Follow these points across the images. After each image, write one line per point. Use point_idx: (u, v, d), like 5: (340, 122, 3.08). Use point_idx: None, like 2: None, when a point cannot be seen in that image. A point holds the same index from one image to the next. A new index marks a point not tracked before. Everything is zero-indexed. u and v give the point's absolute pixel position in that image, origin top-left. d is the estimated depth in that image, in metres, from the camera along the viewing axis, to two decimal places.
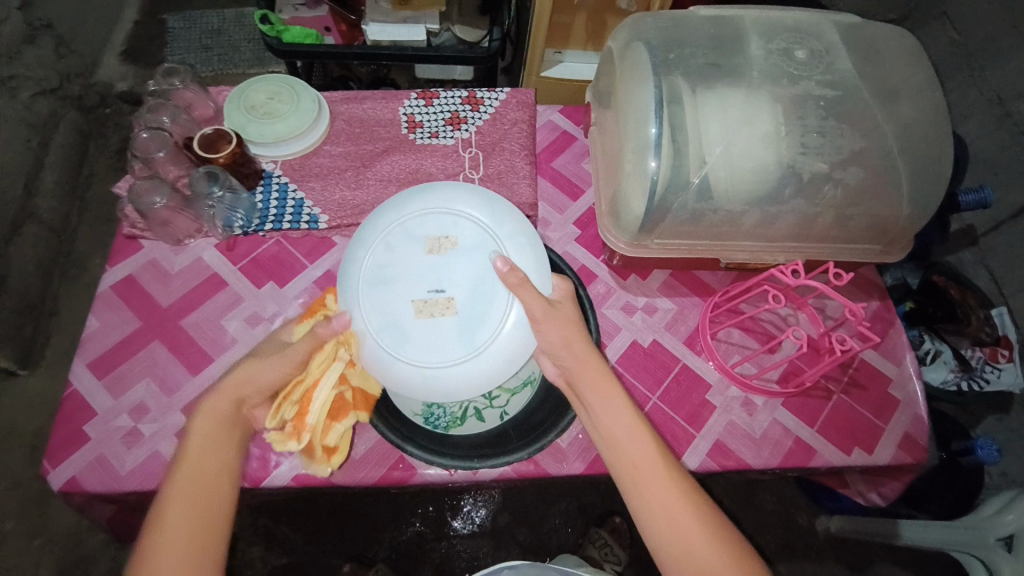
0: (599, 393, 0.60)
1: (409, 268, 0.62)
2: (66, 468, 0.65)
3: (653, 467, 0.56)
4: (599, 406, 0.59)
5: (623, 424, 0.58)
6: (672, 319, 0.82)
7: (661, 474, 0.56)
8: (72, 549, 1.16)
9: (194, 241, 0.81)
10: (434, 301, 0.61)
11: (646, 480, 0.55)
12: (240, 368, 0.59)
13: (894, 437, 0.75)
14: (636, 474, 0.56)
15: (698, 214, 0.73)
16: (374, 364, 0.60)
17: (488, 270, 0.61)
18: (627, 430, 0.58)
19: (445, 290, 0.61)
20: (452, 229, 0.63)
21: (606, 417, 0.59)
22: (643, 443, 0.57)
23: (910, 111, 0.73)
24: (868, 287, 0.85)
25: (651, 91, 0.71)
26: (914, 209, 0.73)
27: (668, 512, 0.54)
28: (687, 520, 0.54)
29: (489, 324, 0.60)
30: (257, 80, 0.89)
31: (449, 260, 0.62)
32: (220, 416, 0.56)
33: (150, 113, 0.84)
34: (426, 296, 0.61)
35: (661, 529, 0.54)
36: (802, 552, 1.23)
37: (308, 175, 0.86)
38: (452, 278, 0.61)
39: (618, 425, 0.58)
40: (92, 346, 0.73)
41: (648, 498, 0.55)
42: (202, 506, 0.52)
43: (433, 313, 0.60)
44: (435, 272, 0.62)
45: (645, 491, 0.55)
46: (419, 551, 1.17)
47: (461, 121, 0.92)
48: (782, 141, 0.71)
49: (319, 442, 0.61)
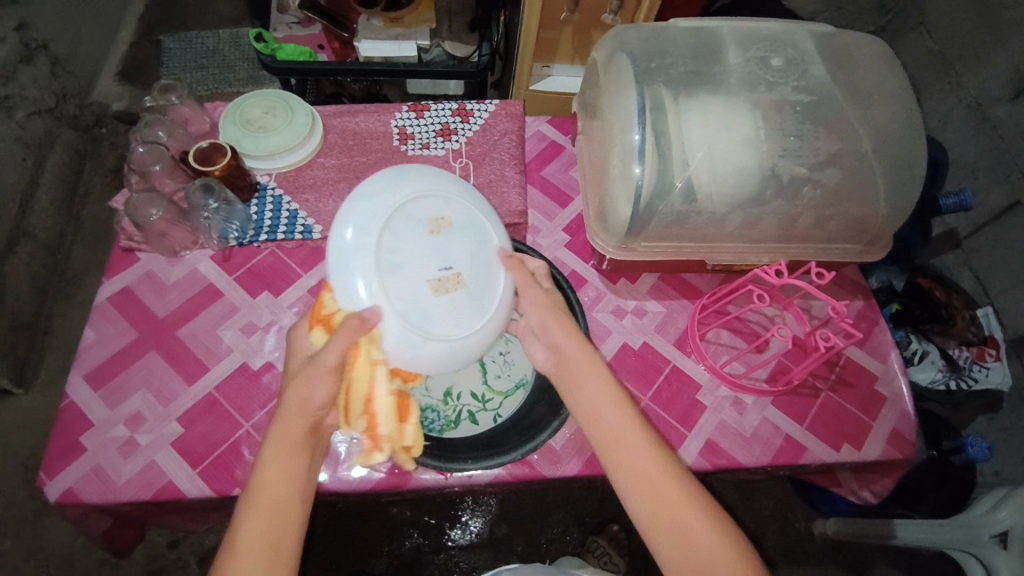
0: (580, 370, 0.60)
1: (414, 250, 0.60)
2: (62, 478, 0.65)
3: (637, 441, 0.55)
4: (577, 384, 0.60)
5: (607, 401, 0.58)
6: (662, 321, 0.83)
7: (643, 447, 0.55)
8: (65, 569, 1.15)
9: (189, 252, 0.82)
10: (446, 278, 0.60)
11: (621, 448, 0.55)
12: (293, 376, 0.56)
13: (882, 433, 0.76)
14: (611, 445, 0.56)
15: (683, 216, 0.74)
16: (402, 350, 0.58)
17: (487, 245, 0.64)
18: (601, 403, 0.58)
19: (452, 267, 0.61)
20: (445, 209, 0.63)
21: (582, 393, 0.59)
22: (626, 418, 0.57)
23: (882, 115, 0.76)
24: (852, 287, 0.87)
25: (635, 99, 0.74)
26: (891, 209, 0.76)
27: (653, 486, 0.53)
28: (669, 494, 0.53)
29: (497, 291, 0.63)
30: (253, 95, 0.91)
31: (448, 238, 0.62)
32: (285, 439, 0.54)
33: (146, 128, 0.86)
34: (437, 274, 0.60)
35: (641, 497, 0.53)
36: (801, 557, 1.22)
37: (302, 187, 0.88)
38: (456, 254, 0.62)
39: (601, 403, 0.58)
40: (88, 357, 0.74)
41: (628, 468, 0.54)
42: (278, 532, 0.51)
43: (448, 290, 0.60)
44: (439, 252, 0.61)
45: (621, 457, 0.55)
46: (417, 564, 1.16)
47: (451, 133, 0.94)
48: (762, 145, 0.73)
49: (399, 445, 0.60)
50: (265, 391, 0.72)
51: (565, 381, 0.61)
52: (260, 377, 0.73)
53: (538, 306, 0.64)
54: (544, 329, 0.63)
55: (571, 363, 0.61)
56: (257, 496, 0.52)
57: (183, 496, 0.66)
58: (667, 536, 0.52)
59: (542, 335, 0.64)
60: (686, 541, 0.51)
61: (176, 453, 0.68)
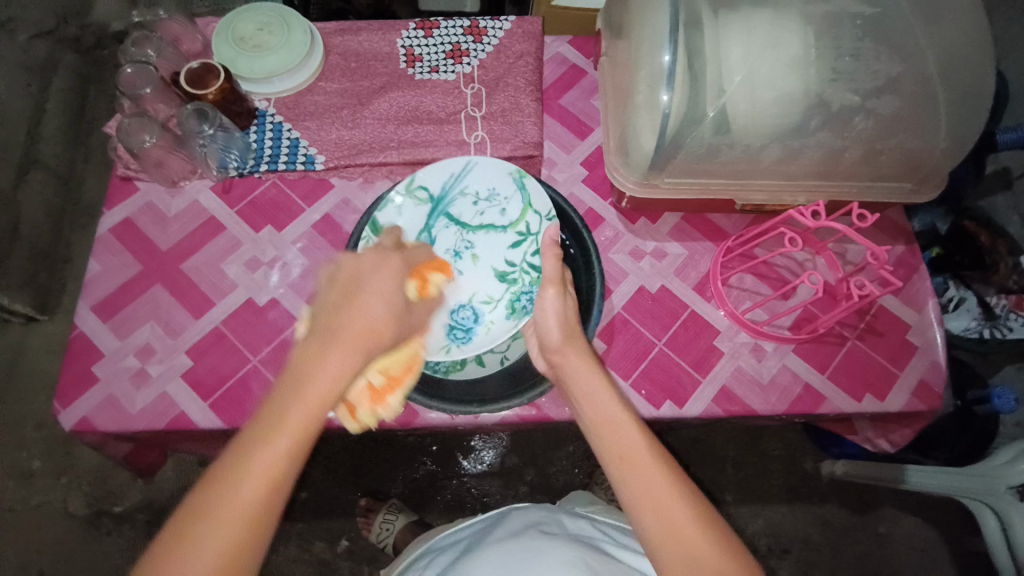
0: (583, 382, 0.56)
1: (496, 244, 0.75)
2: (77, 407, 0.67)
3: (644, 455, 0.49)
4: (584, 391, 0.55)
5: (614, 406, 0.53)
6: (682, 263, 0.79)
7: (647, 456, 0.49)
8: (98, 486, 1.22)
9: (189, 182, 0.79)
10: (465, 260, 0.75)
11: (630, 464, 0.49)
12: (370, 305, 0.47)
13: (908, 383, 0.73)
14: (620, 460, 0.50)
15: (714, 150, 0.67)
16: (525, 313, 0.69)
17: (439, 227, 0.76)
18: (609, 413, 0.53)
19: (471, 252, 0.75)
20: (490, 202, 0.76)
21: (589, 398, 0.54)
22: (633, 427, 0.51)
23: (953, 32, 0.66)
24: (893, 231, 0.81)
25: (668, 13, 0.65)
26: (952, 144, 0.67)
27: (659, 501, 0.47)
28: (677, 511, 0.46)
29: None
30: (245, 10, 0.84)
31: (479, 229, 0.76)
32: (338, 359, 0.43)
33: (135, 47, 0.80)
34: (476, 261, 0.75)
35: (648, 520, 0.47)
36: (806, 494, 1.23)
37: (303, 114, 0.82)
38: (468, 240, 0.76)
39: (608, 408, 0.53)
40: (95, 288, 0.73)
41: (631, 484, 0.48)
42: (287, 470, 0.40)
43: (463, 270, 0.74)
44: (481, 241, 0.76)
45: (629, 475, 0.49)
46: (430, 488, 1.21)
47: (462, 54, 0.86)
48: (812, 66, 0.65)
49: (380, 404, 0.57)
50: (270, 328, 0.71)
51: (568, 394, 0.57)
52: (265, 313, 0.72)
53: (550, 313, 0.61)
54: (549, 342, 0.59)
55: (572, 373, 0.57)
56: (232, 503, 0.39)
57: (195, 428, 0.67)
58: (676, 561, 0.45)
59: (546, 351, 0.60)
60: (697, 568, 0.44)
61: (187, 385, 0.68)
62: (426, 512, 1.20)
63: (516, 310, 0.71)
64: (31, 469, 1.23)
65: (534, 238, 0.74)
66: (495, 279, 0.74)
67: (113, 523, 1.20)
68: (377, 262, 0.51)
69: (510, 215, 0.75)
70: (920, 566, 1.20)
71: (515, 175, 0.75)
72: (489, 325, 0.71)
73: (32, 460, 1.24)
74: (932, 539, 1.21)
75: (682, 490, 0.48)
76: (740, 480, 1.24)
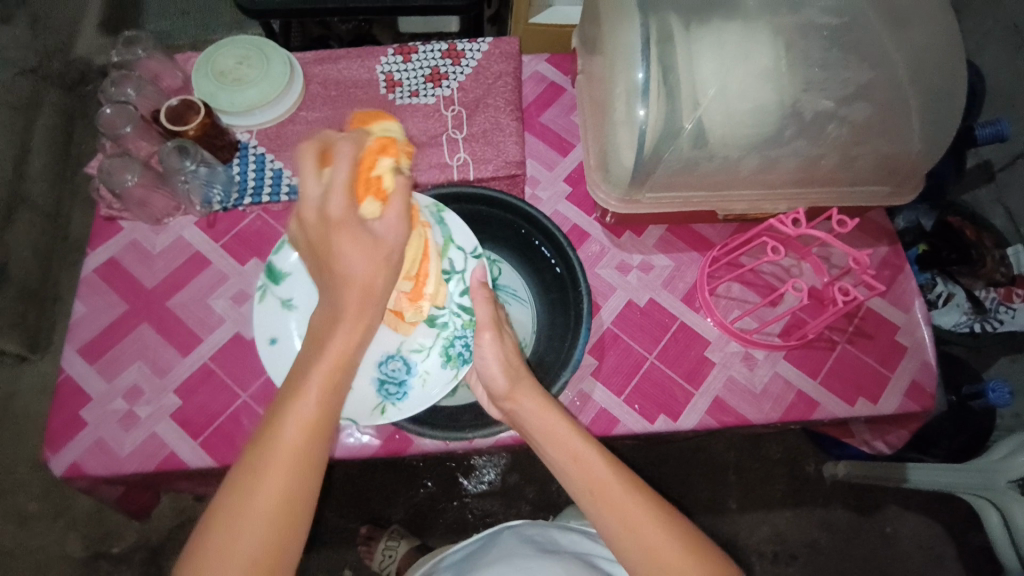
0: (539, 426, 0.55)
1: None
2: (66, 452, 0.66)
3: (616, 484, 0.50)
4: (543, 434, 0.54)
5: (577, 442, 0.53)
6: (669, 275, 0.79)
7: (619, 487, 0.50)
8: (95, 527, 1.21)
9: (173, 219, 0.79)
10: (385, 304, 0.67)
11: (607, 498, 0.49)
12: (346, 269, 0.49)
13: (900, 384, 0.73)
14: (595, 496, 0.50)
15: (692, 163, 0.68)
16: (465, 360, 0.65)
17: None
18: (573, 450, 0.52)
19: None
20: None
21: (549, 437, 0.54)
22: (599, 461, 0.51)
23: (920, 37, 0.67)
24: (876, 232, 0.81)
25: (638, 31, 0.66)
26: (926, 146, 0.69)
27: (636, 531, 0.48)
28: (656, 538, 0.47)
29: None
30: (224, 44, 0.84)
31: None
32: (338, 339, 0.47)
33: (115, 88, 0.80)
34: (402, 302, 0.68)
35: (633, 551, 0.47)
36: (809, 497, 1.23)
37: (285, 144, 0.82)
38: None
39: (571, 445, 0.53)
40: (81, 331, 0.73)
41: (609, 517, 0.49)
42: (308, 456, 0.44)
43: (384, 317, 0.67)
44: None
45: (606, 511, 0.49)
46: (431, 511, 1.20)
47: (441, 77, 0.87)
48: (783, 77, 0.66)
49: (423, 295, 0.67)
50: (260, 361, 0.71)
51: (528, 438, 0.56)
52: (254, 347, 0.72)
53: (491, 358, 0.60)
54: (497, 391, 0.58)
55: (527, 416, 0.56)
56: (251, 504, 0.42)
57: (186, 467, 0.66)
58: None
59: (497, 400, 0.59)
60: None
61: (176, 424, 0.68)
62: (428, 536, 1.19)
63: (451, 357, 0.65)
64: (27, 512, 1.22)
65: (460, 275, 0.68)
66: (426, 326, 0.67)
67: (110, 564, 1.18)
68: (325, 229, 0.49)
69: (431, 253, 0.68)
70: (927, 563, 1.19)
71: (431, 209, 0.70)
72: (423, 376, 0.65)
73: (28, 502, 1.22)
74: (938, 537, 1.21)
75: (659, 514, 0.49)
76: (743, 487, 1.23)
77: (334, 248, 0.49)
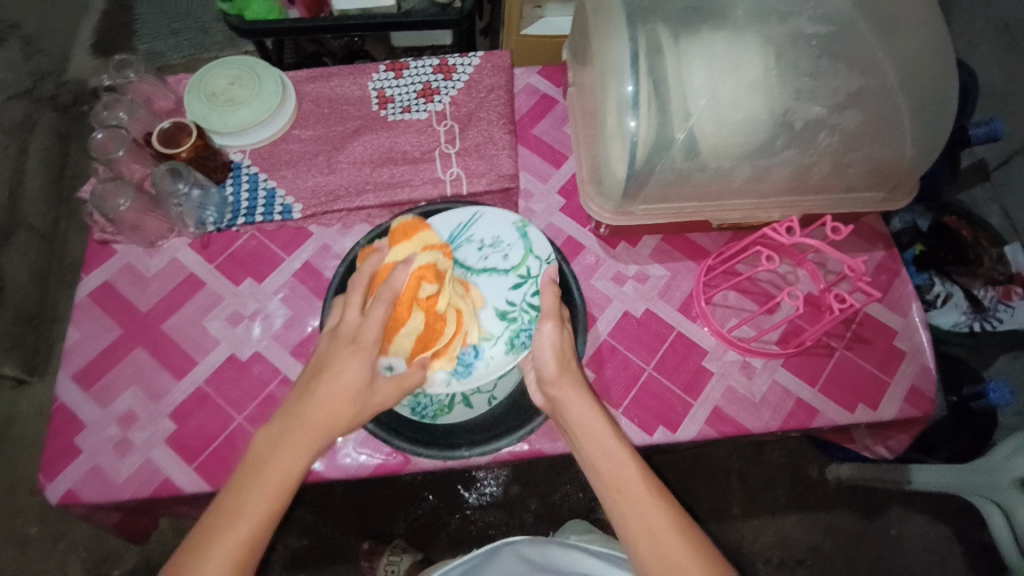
0: (580, 415, 0.55)
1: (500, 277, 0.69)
2: (62, 480, 0.66)
3: (639, 485, 0.50)
4: (579, 423, 0.55)
5: (608, 438, 0.53)
6: (665, 285, 0.79)
7: (642, 488, 0.50)
8: (95, 549, 1.20)
9: (167, 242, 0.79)
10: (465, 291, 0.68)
11: (629, 498, 0.50)
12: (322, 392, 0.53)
13: (899, 390, 0.72)
14: (618, 494, 0.50)
15: (684, 174, 0.68)
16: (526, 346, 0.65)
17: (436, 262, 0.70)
18: (605, 446, 0.53)
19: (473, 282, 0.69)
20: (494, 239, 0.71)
21: (581, 427, 0.55)
22: (629, 461, 0.52)
23: (909, 43, 0.68)
24: (871, 237, 0.81)
25: (626, 44, 0.66)
26: (919, 150, 0.69)
27: (655, 536, 0.48)
28: (670, 543, 0.48)
29: None
30: (216, 65, 0.85)
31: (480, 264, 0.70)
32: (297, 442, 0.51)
33: (106, 111, 0.80)
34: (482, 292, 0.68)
35: (646, 554, 0.48)
36: (812, 502, 1.22)
37: (278, 163, 0.83)
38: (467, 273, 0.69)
39: (602, 440, 0.53)
40: (76, 357, 0.72)
41: (627, 517, 0.49)
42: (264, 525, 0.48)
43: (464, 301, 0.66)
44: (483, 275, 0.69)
45: (628, 510, 0.49)
46: (434, 525, 1.19)
47: (433, 93, 0.87)
48: (774, 87, 0.66)
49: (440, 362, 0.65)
50: (256, 382, 0.71)
51: (563, 424, 0.57)
52: (250, 368, 0.72)
53: (547, 344, 0.59)
54: (545, 376, 0.58)
55: (570, 406, 0.56)
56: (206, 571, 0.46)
57: (183, 492, 0.66)
58: None
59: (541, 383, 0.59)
60: None
61: (172, 449, 0.67)
62: (430, 550, 1.18)
63: (515, 345, 0.65)
64: (28, 536, 1.21)
65: (534, 279, 0.69)
66: (494, 317, 0.67)
67: None
68: (337, 351, 0.54)
69: (513, 257, 0.70)
70: (935, 565, 1.18)
71: (519, 224, 0.72)
72: (488, 360, 0.64)
73: (28, 525, 1.21)
74: (945, 538, 1.20)
75: (676, 519, 0.49)
76: (746, 493, 1.23)
77: (325, 374, 0.53)
